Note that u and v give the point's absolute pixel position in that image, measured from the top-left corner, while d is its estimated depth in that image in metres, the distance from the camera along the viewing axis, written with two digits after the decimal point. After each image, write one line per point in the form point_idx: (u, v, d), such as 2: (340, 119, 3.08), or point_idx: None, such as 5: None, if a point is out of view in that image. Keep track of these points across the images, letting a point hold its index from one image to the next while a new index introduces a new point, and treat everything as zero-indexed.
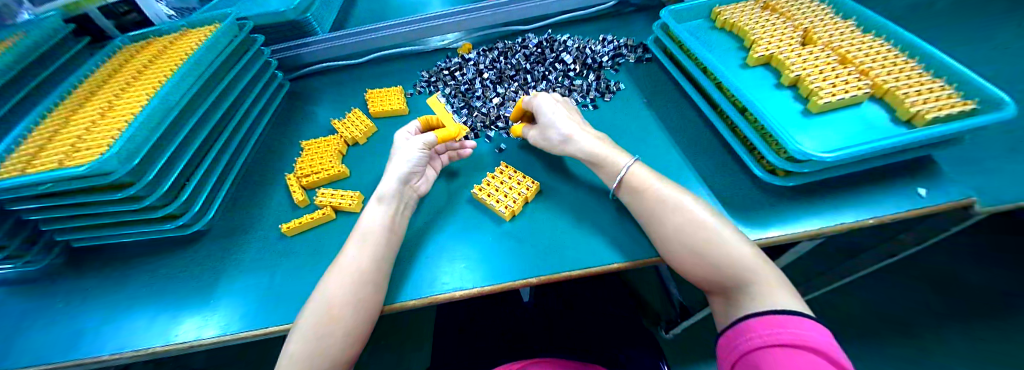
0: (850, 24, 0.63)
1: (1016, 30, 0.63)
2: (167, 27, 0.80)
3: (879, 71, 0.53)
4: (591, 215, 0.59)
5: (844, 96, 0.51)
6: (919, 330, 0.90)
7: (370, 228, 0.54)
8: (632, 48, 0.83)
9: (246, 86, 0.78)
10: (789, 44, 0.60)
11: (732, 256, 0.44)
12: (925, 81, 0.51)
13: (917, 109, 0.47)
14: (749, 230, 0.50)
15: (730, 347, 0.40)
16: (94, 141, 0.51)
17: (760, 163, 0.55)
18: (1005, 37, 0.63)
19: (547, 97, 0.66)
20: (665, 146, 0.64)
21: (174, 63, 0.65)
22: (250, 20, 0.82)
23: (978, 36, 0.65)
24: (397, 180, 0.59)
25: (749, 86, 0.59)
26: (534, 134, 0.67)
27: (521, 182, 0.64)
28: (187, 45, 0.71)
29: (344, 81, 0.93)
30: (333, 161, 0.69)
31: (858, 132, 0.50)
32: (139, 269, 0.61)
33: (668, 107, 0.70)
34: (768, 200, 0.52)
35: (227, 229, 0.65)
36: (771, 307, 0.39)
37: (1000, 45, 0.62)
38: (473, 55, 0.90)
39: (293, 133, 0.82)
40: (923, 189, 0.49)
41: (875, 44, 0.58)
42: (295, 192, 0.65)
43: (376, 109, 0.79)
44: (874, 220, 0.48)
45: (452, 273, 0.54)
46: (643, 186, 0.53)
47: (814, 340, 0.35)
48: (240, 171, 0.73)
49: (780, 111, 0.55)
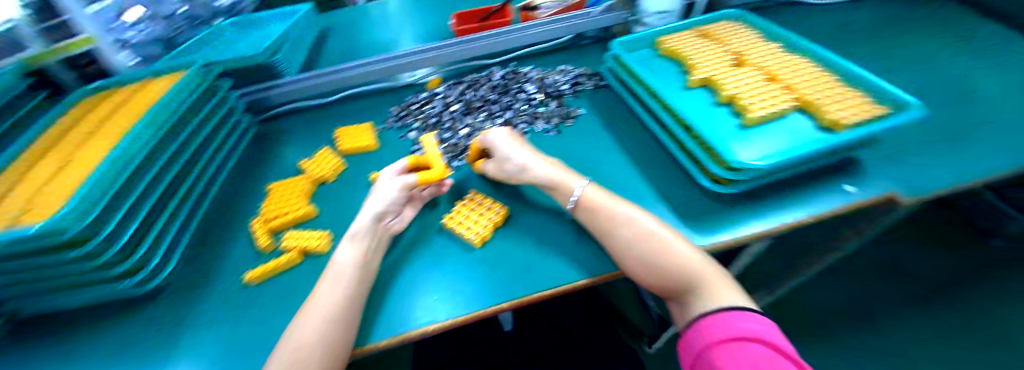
0: (775, 45, 0.70)
1: (896, 62, 0.74)
2: (130, 78, 0.81)
3: (803, 85, 0.59)
4: (560, 235, 0.60)
5: (773, 110, 0.56)
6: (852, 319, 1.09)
7: (339, 268, 0.54)
8: (589, 77, 0.89)
9: (209, 134, 0.79)
10: (723, 66, 0.66)
11: (683, 264, 0.47)
12: (842, 91, 0.57)
13: (836, 117, 0.52)
14: (699, 237, 0.53)
15: (691, 345, 0.42)
16: (48, 199, 0.50)
17: (706, 174, 0.58)
18: (887, 64, 0.75)
19: (499, 132, 0.70)
20: (622, 164, 0.67)
21: (133, 119, 0.66)
22: (217, 66, 0.84)
23: (872, 63, 0.75)
24: (370, 216, 0.60)
25: (691, 105, 0.64)
26: (491, 169, 0.70)
27: (490, 208, 0.66)
28: (149, 97, 0.71)
29: (312, 120, 0.95)
30: (299, 201, 0.70)
31: (789, 140, 0.54)
32: (94, 334, 0.58)
33: (624, 129, 0.74)
34: (717, 208, 0.56)
35: (190, 282, 0.63)
36: (722, 305, 0.43)
37: (886, 72, 0.73)
38: (441, 89, 0.93)
39: (261, 176, 0.81)
40: (849, 186, 0.54)
41: (797, 62, 0.64)
42: (259, 237, 0.65)
43: (344, 147, 0.80)
44: (812, 218, 0.51)
45: (423, 306, 0.54)
46: (594, 206, 0.55)
47: (761, 332, 0.38)
48: (201, 222, 0.72)
49: (720, 126, 0.59)
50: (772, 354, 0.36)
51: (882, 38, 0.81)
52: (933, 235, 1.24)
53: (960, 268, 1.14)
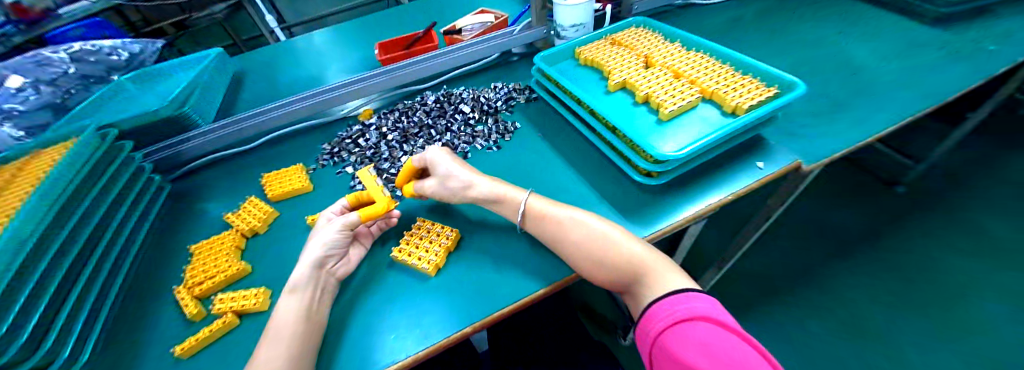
0: (678, 45, 0.77)
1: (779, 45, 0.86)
2: (10, 152, 0.70)
3: (705, 79, 0.66)
4: (514, 249, 0.61)
5: (683, 103, 0.61)
6: (793, 277, 1.20)
7: (284, 323, 0.49)
8: (520, 91, 0.91)
9: (117, 199, 0.70)
10: (635, 69, 0.71)
11: (629, 256, 0.49)
12: (738, 79, 0.64)
13: (736, 103, 0.59)
14: (639, 230, 0.56)
15: (644, 333, 0.44)
16: None
17: (636, 170, 0.62)
18: (771, 47, 0.86)
19: (439, 151, 0.68)
20: (562, 170, 0.70)
21: (16, 201, 0.58)
22: (114, 127, 0.77)
23: (761, 50, 0.86)
24: (308, 265, 0.56)
25: (612, 108, 0.68)
26: (425, 189, 0.68)
27: (440, 232, 0.65)
28: (34, 174, 0.63)
29: (237, 169, 0.88)
30: (231, 259, 0.64)
31: (701, 128, 0.60)
32: None
33: (560, 136, 0.77)
34: (652, 200, 0.59)
35: (107, 369, 0.55)
36: (665, 291, 0.45)
37: (775, 55, 0.83)
38: (373, 120, 0.91)
39: (182, 238, 0.74)
40: (760, 162, 0.60)
41: (698, 58, 0.71)
42: (187, 306, 0.58)
43: (273, 193, 0.75)
44: (733, 196, 0.56)
45: (383, 346, 0.52)
46: (541, 214, 0.56)
47: (704, 310, 0.41)
48: (118, 298, 0.63)
49: (641, 124, 0.63)
50: (714, 329, 0.38)
51: (766, 26, 0.93)
52: (846, 190, 1.40)
53: (872, 218, 1.30)
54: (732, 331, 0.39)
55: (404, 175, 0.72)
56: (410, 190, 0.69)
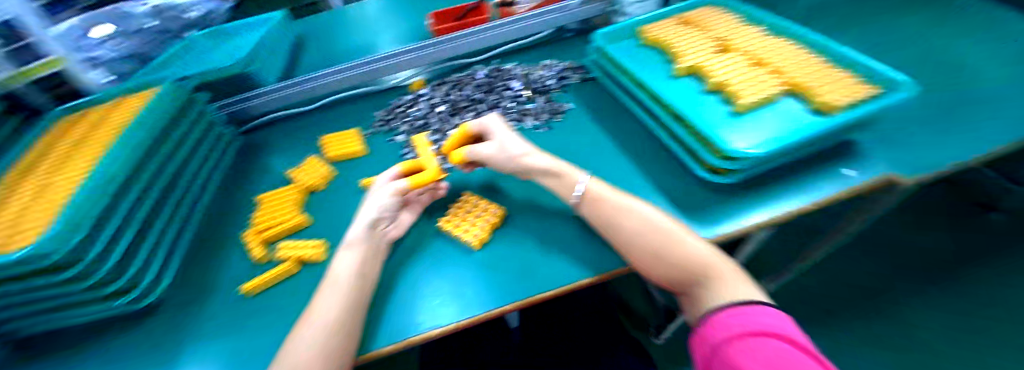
0: (760, 28, 0.70)
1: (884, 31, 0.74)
2: (104, 96, 0.77)
3: (790, 68, 0.60)
4: (560, 234, 0.60)
5: (765, 95, 0.56)
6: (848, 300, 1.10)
7: (337, 279, 0.53)
8: (574, 70, 0.88)
9: (194, 146, 0.77)
10: (709, 53, 0.66)
11: (693, 255, 0.47)
12: (830, 72, 0.58)
13: (828, 99, 0.53)
14: (702, 229, 0.53)
15: (703, 342, 0.42)
16: (30, 223, 0.49)
17: (702, 164, 0.58)
18: (873, 34, 0.75)
19: (496, 120, 0.70)
20: (616, 156, 0.67)
21: (116, 129, 0.64)
22: (189, 80, 0.81)
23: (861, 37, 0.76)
24: (363, 225, 0.58)
25: (679, 94, 0.63)
26: (476, 155, 0.68)
27: (486, 209, 0.65)
28: (125, 113, 0.69)
29: (297, 129, 0.93)
30: (293, 211, 0.68)
31: (783, 123, 0.55)
32: (89, 354, 0.56)
33: (615, 121, 0.74)
34: (716, 198, 0.56)
35: (186, 297, 0.61)
36: (732, 299, 0.43)
37: (879, 43, 0.73)
38: (425, 91, 0.91)
39: (249, 187, 0.80)
40: (849, 170, 0.54)
41: (782, 45, 0.65)
42: (255, 249, 0.63)
43: (332, 154, 0.79)
44: (814, 204, 0.52)
45: (427, 311, 0.54)
46: (599, 200, 0.54)
47: (776, 328, 0.38)
48: (193, 236, 0.70)
49: (713, 114, 0.59)
50: (787, 350, 0.36)
51: (872, 8, 0.81)
52: (931, 217, 1.25)
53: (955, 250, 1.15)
54: (808, 354, 0.36)
55: (453, 142, 0.72)
56: (460, 156, 0.69)
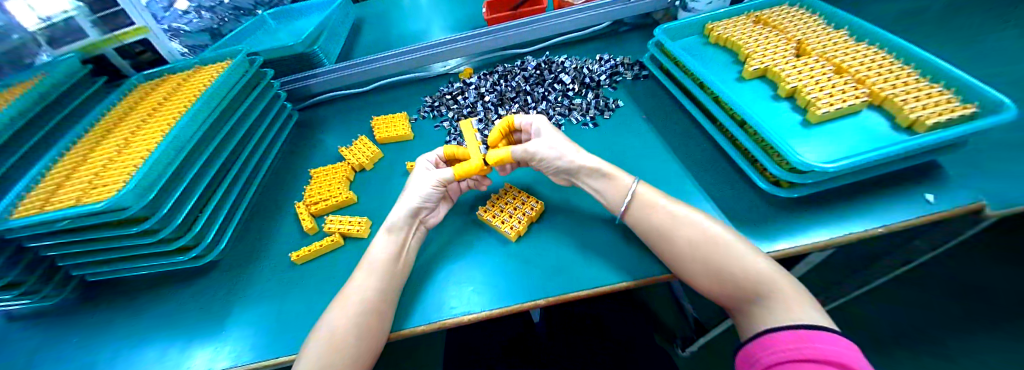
0: (843, 33, 0.65)
1: (992, 42, 0.66)
2: (181, 65, 0.84)
3: (876, 79, 0.54)
4: (605, 232, 0.59)
5: (842, 105, 0.52)
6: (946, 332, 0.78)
7: (378, 257, 0.54)
8: (628, 66, 0.85)
9: (257, 118, 0.81)
10: (783, 56, 0.62)
11: (748, 269, 0.44)
12: (923, 86, 0.52)
13: (917, 115, 0.48)
14: (758, 243, 0.50)
15: (751, 360, 0.40)
16: (111, 177, 0.53)
17: (763, 175, 0.55)
18: (983, 44, 0.66)
19: (541, 121, 0.67)
20: (666, 159, 0.65)
21: (191, 96, 0.69)
22: (259, 55, 0.86)
23: (966, 46, 0.67)
24: (406, 210, 0.60)
25: (746, 98, 0.61)
26: (521, 152, 0.65)
27: (526, 202, 0.64)
28: (199, 81, 0.74)
29: (350, 109, 0.96)
30: (341, 187, 0.71)
31: (859, 140, 0.50)
32: (153, 300, 0.62)
33: (669, 123, 0.71)
34: (774, 212, 0.53)
35: (239, 258, 0.66)
36: (786, 321, 0.40)
37: (986, 54, 0.64)
38: (473, 80, 0.92)
39: (303, 161, 0.84)
40: (930, 195, 0.49)
41: (870, 52, 0.59)
42: (304, 220, 0.66)
43: (382, 135, 0.81)
44: (885, 228, 0.47)
45: (458, 296, 0.54)
46: (648, 205, 0.53)
47: (839, 355, 0.36)
48: (250, 203, 0.75)
49: (779, 123, 0.56)
50: None
51: (982, 15, 0.71)
52: None
53: None
54: None
55: (498, 134, 0.70)
56: (500, 156, 0.65)
